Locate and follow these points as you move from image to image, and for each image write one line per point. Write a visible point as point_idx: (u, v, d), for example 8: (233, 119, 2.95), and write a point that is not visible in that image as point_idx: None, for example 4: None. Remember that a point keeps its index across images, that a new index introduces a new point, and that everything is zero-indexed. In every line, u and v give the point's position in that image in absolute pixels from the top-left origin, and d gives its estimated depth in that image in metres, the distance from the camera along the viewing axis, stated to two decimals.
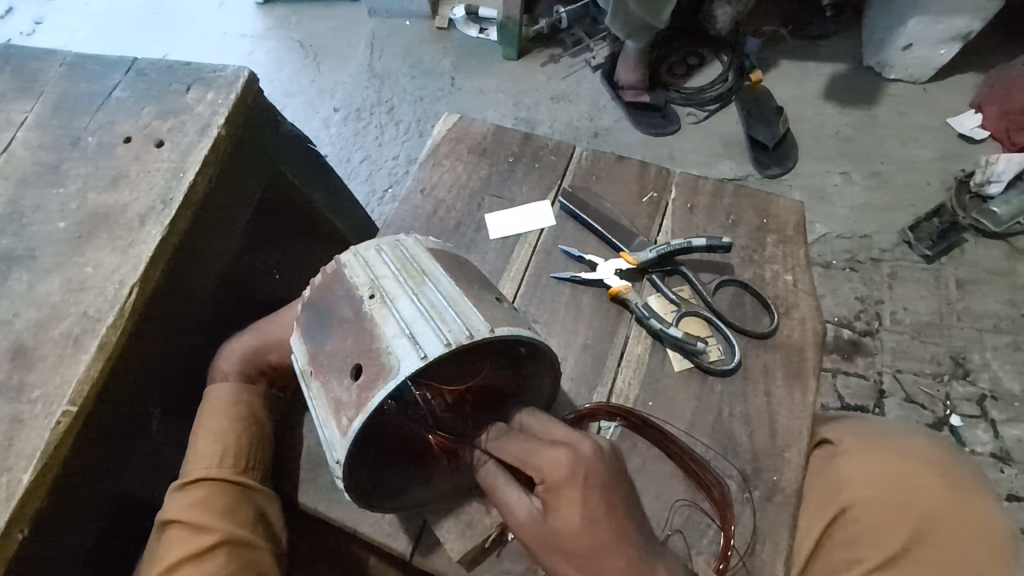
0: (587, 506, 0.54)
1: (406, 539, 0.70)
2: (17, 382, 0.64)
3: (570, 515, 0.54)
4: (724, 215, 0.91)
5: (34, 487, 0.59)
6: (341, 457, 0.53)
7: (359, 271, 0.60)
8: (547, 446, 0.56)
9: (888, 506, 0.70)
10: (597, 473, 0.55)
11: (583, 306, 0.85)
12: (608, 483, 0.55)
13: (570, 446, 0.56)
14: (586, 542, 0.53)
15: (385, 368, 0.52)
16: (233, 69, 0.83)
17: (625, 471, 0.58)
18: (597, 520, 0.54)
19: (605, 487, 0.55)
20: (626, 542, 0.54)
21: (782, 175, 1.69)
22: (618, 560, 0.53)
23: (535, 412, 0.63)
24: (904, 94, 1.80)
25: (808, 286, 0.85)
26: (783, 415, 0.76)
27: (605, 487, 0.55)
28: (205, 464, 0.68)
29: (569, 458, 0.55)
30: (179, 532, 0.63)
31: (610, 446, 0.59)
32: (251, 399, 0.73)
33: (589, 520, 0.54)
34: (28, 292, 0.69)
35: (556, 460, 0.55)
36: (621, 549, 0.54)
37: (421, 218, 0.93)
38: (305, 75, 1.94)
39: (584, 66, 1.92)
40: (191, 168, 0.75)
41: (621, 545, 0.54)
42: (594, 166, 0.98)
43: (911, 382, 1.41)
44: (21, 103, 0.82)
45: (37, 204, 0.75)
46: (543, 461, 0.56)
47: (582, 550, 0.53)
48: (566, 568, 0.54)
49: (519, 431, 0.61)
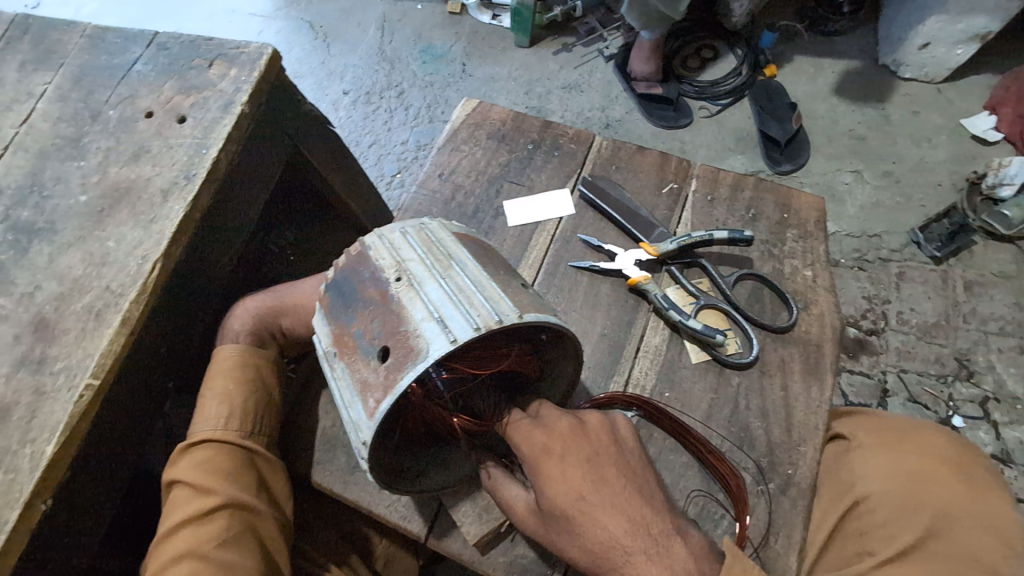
0: (568, 477, 0.55)
1: (421, 521, 0.71)
2: (39, 354, 0.64)
3: (554, 489, 0.55)
4: (744, 208, 0.91)
5: (56, 458, 0.59)
6: (366, 438, 0.52)
7: (385, 254, 0.59)
8: (525, 424, 0.59)
9: (903, 500, 0.70)
10: (575, 446, 0.57)
11: (601, 295, 0.85)
12: (590, 454, 0.56)
13: (546, 424, 0.59)
14: (577, 514, 0.54)
15: (414, 351, 0.51)
16: (256, 46, 0.82)
17: (610, 439, 0.58)
18: (585, 494, 0.54)
19: (587, 457, 0.56)
20: (621, 510, 0.54)
21: (794, 172, 1.68)
22: (615, 528, 0.53)
23: (541, 402, 0.63)
24: (919, 93, 1.79)
25: (827, 282, 0.85)
26: (799, 409, 0.76)
27: (585, 457, 0.56)
28: (211, 426, 0.68)
29: (543, 434, 0.58)
30: (182, 493, 0.64)
31: (592, 417, 0.60)
32: (260, 362, 0.74)
33: (575, 493, 0.54)
34: (49, 265, 0.69)
35: (532, 439, 0.58)
36: (616, 517, 0.54)
37: (439, 203, 0.93)
38: (316, 56, 1.92)
39: (598, 55, 1.90)
40: (214, 144, 0.75)
41: (614, 519, 0.53)
42: (614, 156, 0.97)
43: (915, 381, 1.41)
44: (40, 75, 0.82)
45: (57, 176, 0.74)
46: (521, 441, 0.58)
47: (578, 528, 0.54)
48: (573, 549, 0.55)
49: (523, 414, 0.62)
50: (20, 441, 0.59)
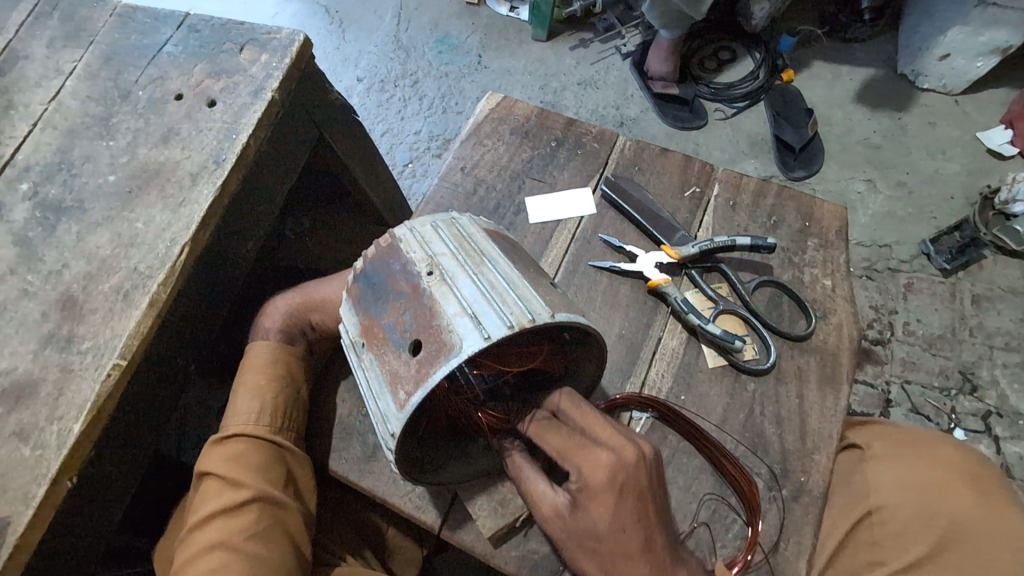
0: (619, 510, 0.55)
1: (435, 512, 0.71)
2: (66, 332, 0.64)
3: (600, 518, 0.55)
4: (766, 215, 0.91)
5: (83, 436, 0.60)
6: (394, 429, 0.53)
7: (416, 246, 0.60)
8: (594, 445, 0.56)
9: (918, 512, 0.71)
10: (636, 481, 0.55)
11: (620, 295, 0.85)
12: (642, 489, 0.55)
13: (613, 450, 0.56)
14: (613, 543, 0.55)
15: (447, 344, 0.51)
16: (287, 32, 0.82)
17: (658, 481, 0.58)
18: (628, 527, 0.55)
19: (640, 493, 0.55)
20: (650, 550, 0.55)
21: (806, 178, 1.68)
22: (639, 565, 0.55)
23: (575, 400, 0.60)
24: (936, 104, 1.78)
25: (846, 292, 0.85)
26: (814, 418, 0.77)
27: (638, 492, 0.55)
28: (244, 420, 0.69)
29: (611, 463, 0.55)
30: (214, 484, 0.66)
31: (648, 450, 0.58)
32: (289, 358, 0.74)
33: (619, 525, 0.55)
34: (77, 244, 0.69)
35: (598, 463, 0.55)
36: (643, 556, 0.55)
37: (460, 197, 0.93)
38: (331, 41, 1.91)
39: (614, 52, 1.90)
40: (244, 130, 0.75)
41: (643, 554, 0.55)
42: (637, 157, 0.97)
43: (919, 393, 1.42)
44: (69, 51, 0.82)
45: (86, 155, 0.74)
46: (582, 462, 0.56)
47: (605, 552, 0.55)
48: (586, 562, 0.56)
49: (578, 422, 0.59)
50: (48, 418, 0.60)
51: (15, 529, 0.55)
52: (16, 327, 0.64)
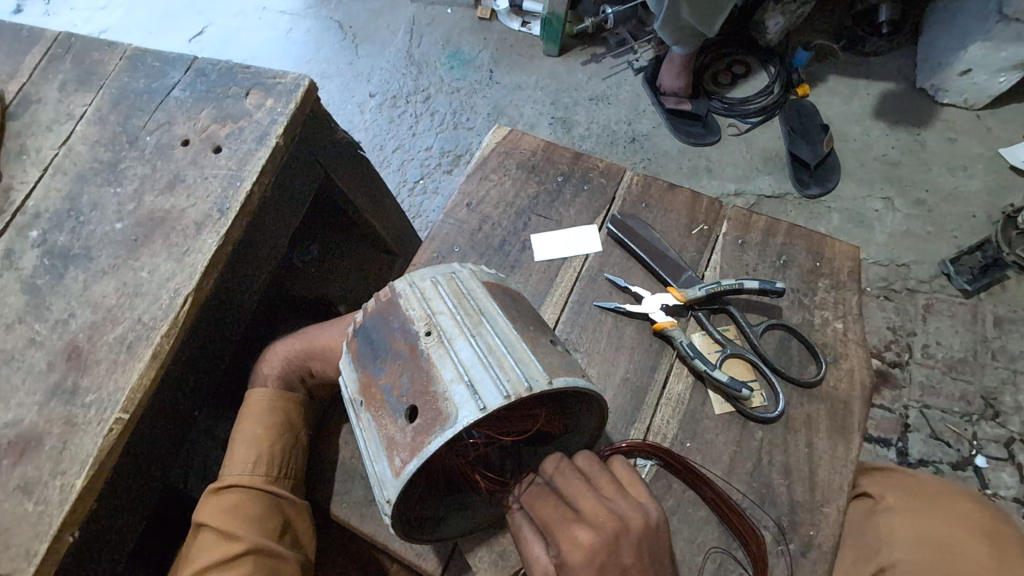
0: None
1: (435, 560, 0.70)
2: (72, 384, 0.65)
3: None
4: (775, 254, 0.89)
5: (84, 492, 0.60)
6: (390, 496, 0.52)
7: (415, 303, 0.59)
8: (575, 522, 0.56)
9: (934, 568, 0.68)
10: (616, 561, 0.54)
11: (625, 337, 0.84)
12: (626, 565, 0.54)
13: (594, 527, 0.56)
14: None
15: (443, 414, 0.51)
16: (293, 75, 0.82)
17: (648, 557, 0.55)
18: None
19: (624, 570, 0.54)
20: None
21: (821, 196, 1.65)
22: None
23: (564, 469, 0.60)
24: (956, 120, 1.74)
25: (859, 335, 0.83)
26: (823, 469, 0.75)
27: (622, 569, 0.54)
28: (240, 471, 0.70)
29: (589, 543, 0.54)
30: (209, 537, 0.66)
31: (636, 520, 0.56)
32: (287, 405, 0.75)
33: None
34: (84, 293, 0.70)
35: (575, 540, 0.55)
36: None
37: (465, 234, 0.93)
38: (343, 57, 1.93)
39: (626, 68, 1.89)
40: (248, 176, 0.75)
41: None
42: (644, 193, 0.96)
43: (938, 418, 1.38)
44: (80, 96, 0.83)
45: (94, 203, 0.75)
46: (560, 538, 0.56)
47: None
48: None
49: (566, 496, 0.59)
50: (51, 473, 0.60)
51: None
52: (23, 377, 0.65)
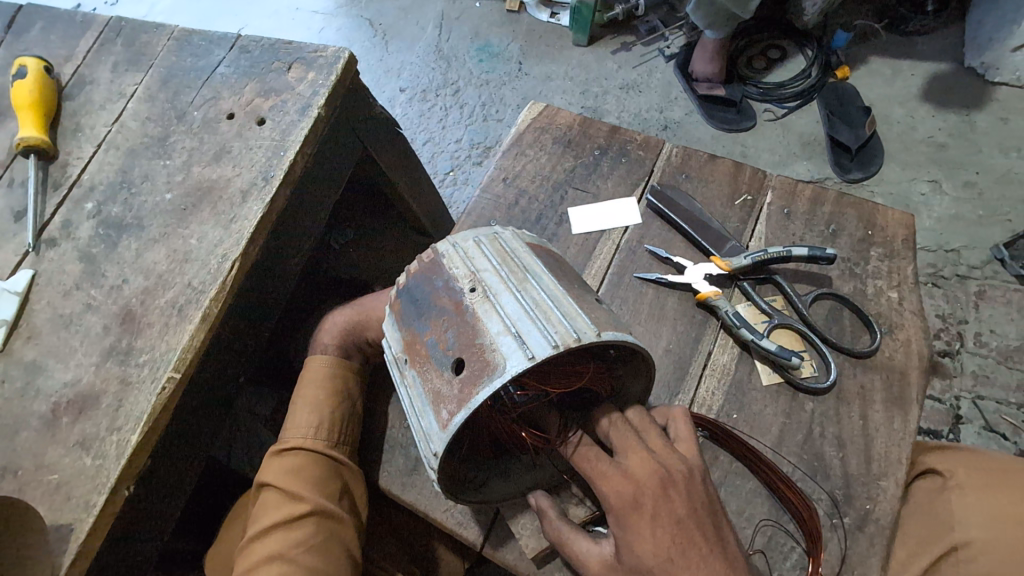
0: (656, 539, 0.53)
1: (477, 529, 0.70)
2: (125, 345, 0.67)
3: (641, 549, 0.53)
4: (823, 224, 0.86)
5: (139, 448, 0.62)
6: (437, 449, 0.52)
7: (459, 262, 0.59)
8: (616, 470, 0.56)
9: (1015, 546, 0.64)
10: (667, 507, 0.54)
11: (667, 308, 0.82)
12: (680, 517, 0.54)
13: (628, 474, 0.56)
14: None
15: (490, 365, 0.50)
16: (333, 50, 0.83)
17: (698, 505, 0.55)
18: (674, 556, 0.52)
19: (677, 521, 0.54)
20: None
21: (864, 180, 1.60)
22: None
23: (611, 422, 0.59)
24: (1010, 99, 1.66)
25: (915, 305, 0.80)
26: (879, 441, 0.72)
27: (675, 520, 0.54)
28: (302, 435, 0.71)
29: (634, 487, 0.55)
30: (273, 496, 0.67)
31: (677, 470, 0.56)
32: (346, 373, 0.75)
33: (663, 554, 0.52)
34: (136, 260, 0.72)
35: (617, 489, 0.55)
36: None
37: (502, 208, 0.92)
38: (375, 53, 1.95)
39: (657, 55, 1.85)
40: (291, 146, 0.76)
41: None
42: (684, 164, 0.94)
43: (992, 409, 1.31)
44: (131, 76, 0.85)
45: (145, 174, 0.77)
46: (605, 489, 0.56)
47: None
48: None
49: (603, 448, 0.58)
50: (108, 428, 0.62)
51: (76, 537, 0.58)
52: (81, 339, 0.68)
